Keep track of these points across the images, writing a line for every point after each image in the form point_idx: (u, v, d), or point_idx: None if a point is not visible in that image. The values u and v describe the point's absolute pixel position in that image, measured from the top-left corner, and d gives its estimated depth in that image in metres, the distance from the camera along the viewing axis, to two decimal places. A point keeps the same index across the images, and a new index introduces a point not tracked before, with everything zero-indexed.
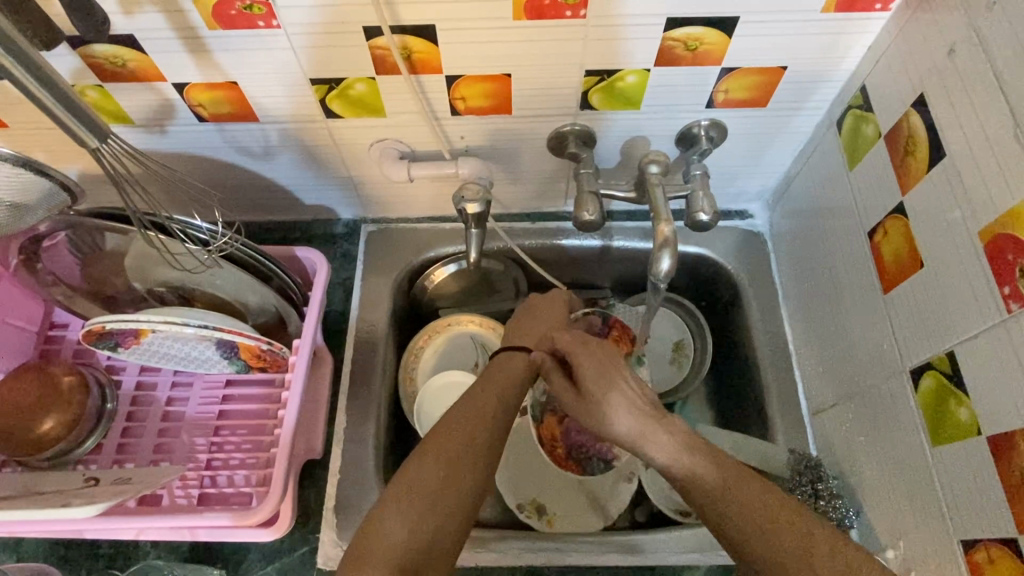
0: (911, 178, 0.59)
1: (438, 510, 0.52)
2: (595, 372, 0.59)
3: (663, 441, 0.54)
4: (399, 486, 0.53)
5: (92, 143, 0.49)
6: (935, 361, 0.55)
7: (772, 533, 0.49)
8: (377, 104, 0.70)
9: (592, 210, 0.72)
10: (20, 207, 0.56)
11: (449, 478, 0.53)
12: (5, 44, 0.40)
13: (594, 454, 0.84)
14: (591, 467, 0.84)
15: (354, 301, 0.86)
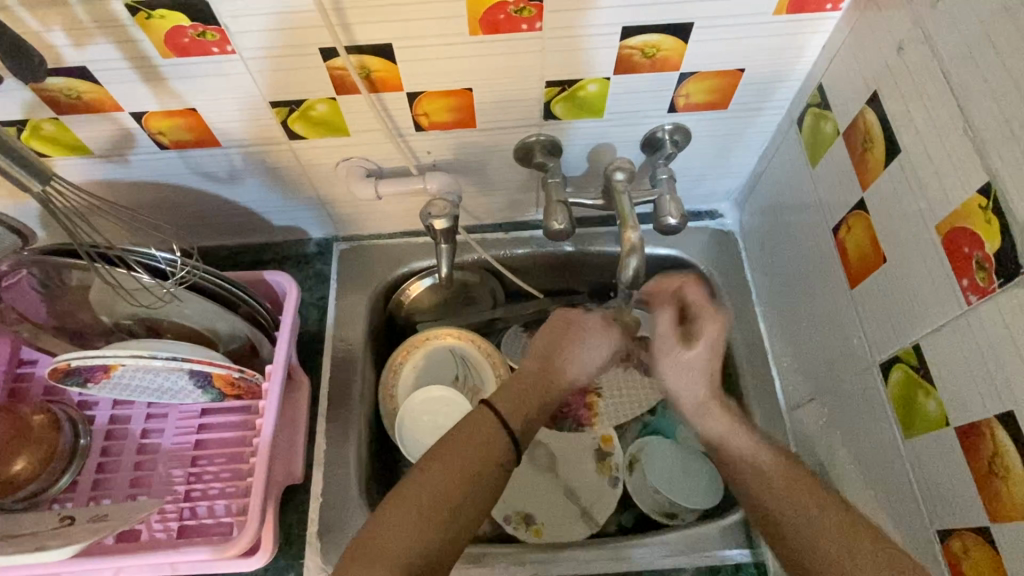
0: (870, 174, 0.59)
1: (445, 520, 0.56)
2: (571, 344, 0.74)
3: (768, 476, 0.63)
4: (410, 486, 0.57)
5: (35, 187, 0.49)
6: (903, 354, 0.56)
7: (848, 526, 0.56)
8: (340, 123, 0.70)
9: (562, 219, 0.72)
10: None
11: (448, 491, 0.57)
12: None
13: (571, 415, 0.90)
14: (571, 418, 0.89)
15: (329, 321, 0.85)
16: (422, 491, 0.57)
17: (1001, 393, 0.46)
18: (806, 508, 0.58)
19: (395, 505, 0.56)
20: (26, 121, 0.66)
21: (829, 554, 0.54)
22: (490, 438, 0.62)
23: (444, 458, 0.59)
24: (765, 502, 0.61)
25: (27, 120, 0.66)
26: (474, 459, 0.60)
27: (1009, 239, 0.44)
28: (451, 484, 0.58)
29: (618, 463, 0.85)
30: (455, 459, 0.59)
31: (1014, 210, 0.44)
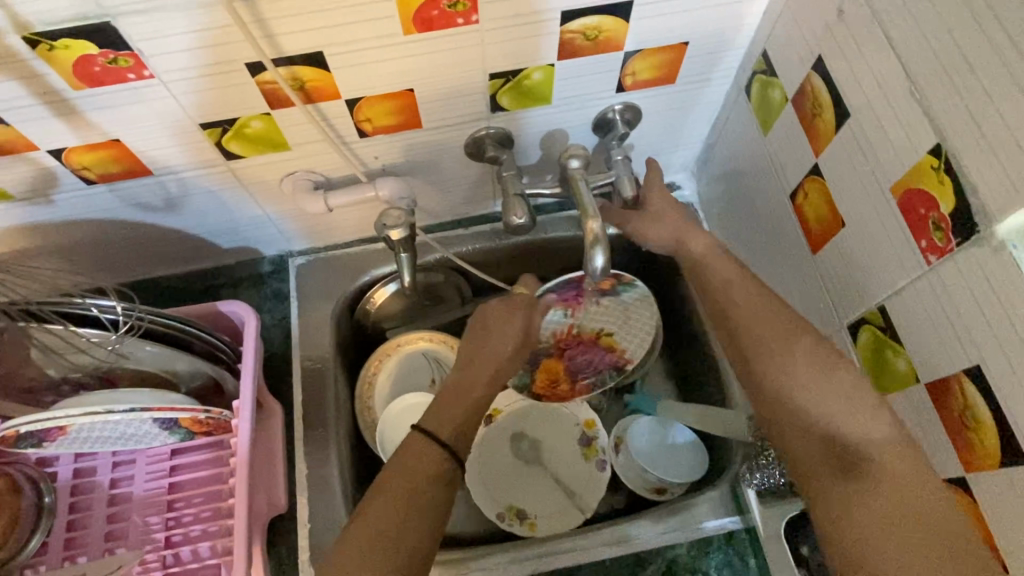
0: (822, 139, 0.59)
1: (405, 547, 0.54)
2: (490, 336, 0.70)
3: (744, 287, 0.65)
4: (358, 525, 0.55)
5: None
6: (869, 316, 0.56)
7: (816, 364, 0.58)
8: (278, 137, 0.66)
9: (521, 213, 0.71)
10: None
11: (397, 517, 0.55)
12: None
13: (600, 369, 0.89)
14: (602, 376, 0.89)
15: (293, 341, 0.82)
16: (371, 524, 0.55)
17: (968, 348, 0.47)
18: (788, 358, 0.59)
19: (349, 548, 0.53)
20: None
21: (829, 416, 0.55)
22: (432, 462, 0.60)
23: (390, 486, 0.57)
24: (749, 342, 0.61)
25: None
26: (417, 484, 0.58)
27: (964, 199, 0.45)
28: (401, 514, 0.55)
29: (604, 446, 0.86)
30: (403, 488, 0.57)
31: (966, 168, 0.44)
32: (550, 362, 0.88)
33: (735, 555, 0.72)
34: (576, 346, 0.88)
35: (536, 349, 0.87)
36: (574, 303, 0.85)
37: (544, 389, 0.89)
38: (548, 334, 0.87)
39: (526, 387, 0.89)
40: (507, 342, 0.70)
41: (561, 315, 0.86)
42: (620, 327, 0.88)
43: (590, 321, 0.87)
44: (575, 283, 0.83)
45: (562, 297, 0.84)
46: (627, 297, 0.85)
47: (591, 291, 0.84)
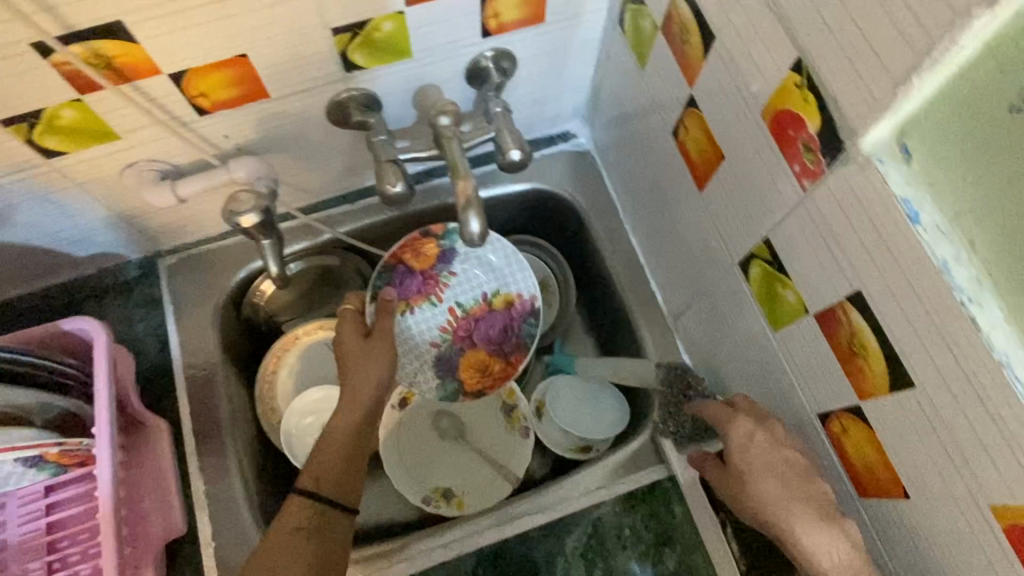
0: (693, 68, 0.55)
1: None
2: (346, 362, 0.69)
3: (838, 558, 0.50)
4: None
5: None
6: (757, 251, 0.54)
7: None
8: (100, 126, 0.58)
9: (396, 181, 0.65)
10: None
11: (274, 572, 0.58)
12: None
13: (511, 330, 0.80)
14: (524, 332, 0.81)
15: (173, 349, 0.75)
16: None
17: (847, 274, 0.44)
18: None
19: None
20: None
21: None
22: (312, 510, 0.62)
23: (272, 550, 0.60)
24: None
25: None
26: (299, 539, 0.60)
27: (828, 117, 0.41)
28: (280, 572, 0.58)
29: (526, 413, 0.83)
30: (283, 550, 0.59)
31: (825, 82, 0.41)
32: (464, 353, 0.80)
33: (660, 506, 0.70)
34: (473, 322, 0.80)
35: (441, 353, 0.80)
36: (429, 288, 0.80)
37: (480, 382, 0.80)
38: (439, 331, 0.80)
39: (457, 392, 0.80)
40: (357, 354, 0.69)
41: (434, 307, 0.80)
42: (497, 281, 0.81)
43: (465, 293, 0.80)
44: (406, 270, 0.79)
45: (411, 291, 0.79)
46: (460, 250, 0.81)
47: (428, 268, 0.80)
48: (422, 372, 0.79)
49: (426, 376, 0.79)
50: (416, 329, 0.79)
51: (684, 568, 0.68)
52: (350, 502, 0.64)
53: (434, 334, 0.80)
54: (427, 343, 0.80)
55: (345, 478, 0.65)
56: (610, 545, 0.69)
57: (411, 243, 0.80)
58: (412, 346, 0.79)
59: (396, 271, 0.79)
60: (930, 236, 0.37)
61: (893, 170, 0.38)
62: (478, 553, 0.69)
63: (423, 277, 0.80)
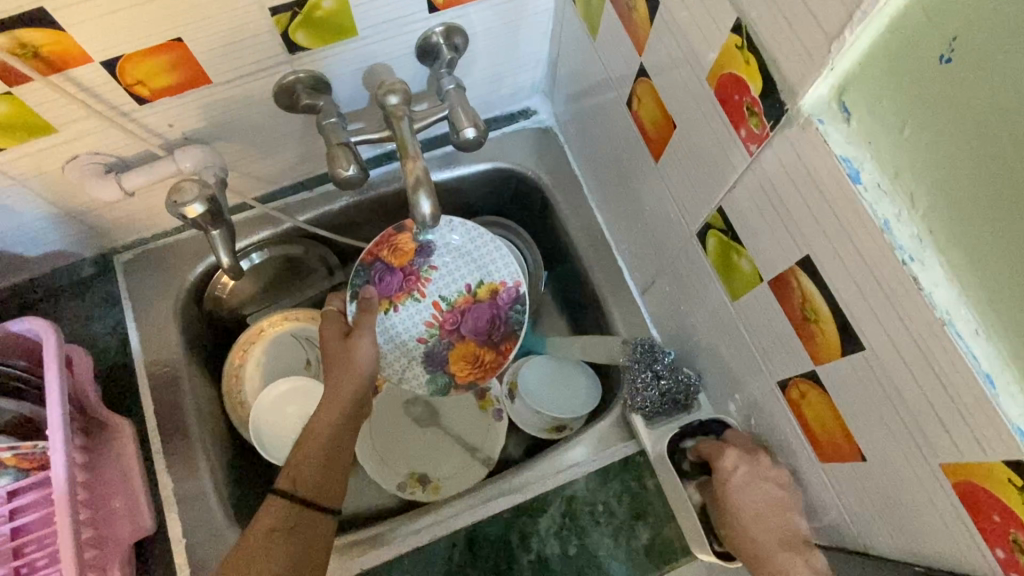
0: (640, 36, 0.54)
1: None
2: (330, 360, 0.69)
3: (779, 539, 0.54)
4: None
5: None
6: (712, 221, 0.53)
7: None
8: (33, 119, 0.56)
9: (349, 164, 0.63)
10: None
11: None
12: None
13: (499, 321, 0.80)
14: (512, 320, 0.80)
15: (134, 347, 0.74)
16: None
17: (796, 238, 0.44)
18: None
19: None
20: None
21: None
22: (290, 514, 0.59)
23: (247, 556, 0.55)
24: None
25: None
26: (277, 544, 0.57)
27: (768, 78, 0.40)
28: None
29: (499, 395, 0.83)
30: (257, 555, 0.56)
31: (763, 42, 0.40)
32: (453, 347, 0.80)
33: (632, 481, 0.70)
34: (459, 315, 0.80)
35: (429, 349, 0.80)
36: (410, 284, 0.80)
37: (471, 374, 0.79)
38: (425, 327, 0.80)
39: (448, 385, 0.79)
40: (339, 350, 0.69)
41: (417, 303, 0.80)
42: (479, 272, 0.80)
43: (448, 287, 0.80)
44: (385, 267, 0.79)
45: (392, 289, 0.79)
46: (439, 243, 0.80)
47: (407, 264, 0.80)
48: (411, 369, 0.79)
49: (416, 372, 0.79)
50: (402, 326, 0.79)
51: (658, 540, 0.68)
52: (327, 502, 0.61)
53: (421, 331, 0.80)
54: (413, 339, 0.80)
55: (324, 477, 0.62)
56: (583, 522, 0.69)
57: (387, 239, 0.80)
58: (400, 343, 0.79)
59: (374, 268, 0.79)
60: (871, 196, 0.37)
61: (834, 131, 0.38)
62: (452, 537, 0.68)
63: (403, 274, 0.79)
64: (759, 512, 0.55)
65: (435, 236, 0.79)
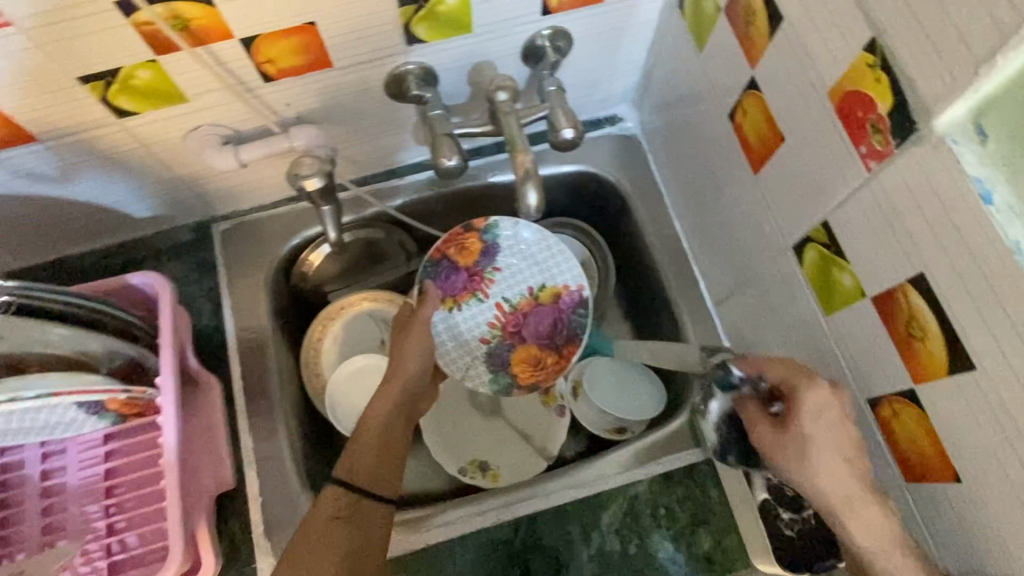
0: (755, 51, 0.55)
1: None
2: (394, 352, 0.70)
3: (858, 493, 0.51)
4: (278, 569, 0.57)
5: None
6: (814, 235, 0.54)
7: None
8: (171, 88, 0.60)
9: (452, 154, 0.66)
10: None
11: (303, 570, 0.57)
12: None
13: (559, 325, 0.81)
14: (574, 324, 0.81)
15: (226, 312, 0.77)
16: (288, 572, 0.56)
17: (911, 256, 0.45)
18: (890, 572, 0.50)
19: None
20: None
21: None
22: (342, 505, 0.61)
23: (303, 544, 0.58)
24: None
25: None
26: (329, 532, 0.59)
27: (901, 97, 0.42)
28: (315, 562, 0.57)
29: (563, 392, 0.84)
30: (311, 542, 0.58)
31: (901, 63, 0.41)
32: (515, 349, 0.81)
33: (695, 487, 0.71)
34: (521, 318, 0.81)
35: (492, 349, 0.81)
36: (474, 284, 0.81)
37: (533, 376, 0.81)
38: (487, 328, 0.81)
39: (511, 386, 0.80)
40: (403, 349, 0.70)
41: (480, 304, 0.81)
42: (542, 276, 0.82)
43: (510, 289, 0.82)
44: (449, 265, 0.81)
45: (456, 288, 0.81)
46: (504, 243, 0.82)
47: (472, 263, 0.81)
48: (474, 368, 0.81)
49: (479, 372, 0.80)
50: (466, 325, 0.81)
51: (720, 548, 0.69)
52: (382, 492, 0.63)
53: (484, 331, 0.81)
54: (476, 339, 0.81)
55: (379, 468, 0.64)
56: (644, 522, 0.70)
57: (455, 238, 0.81)
58: (463, 343, 0.81)
59: (441, 265, 0.81)
60: (1003, 217, 0.38)
61: (968, 151, 0.39)
62: (514, 522, 0.70)
63: (468, 274, 0.81)
64: (837, 466, 0.52)
65: (500, 236, 0.81)
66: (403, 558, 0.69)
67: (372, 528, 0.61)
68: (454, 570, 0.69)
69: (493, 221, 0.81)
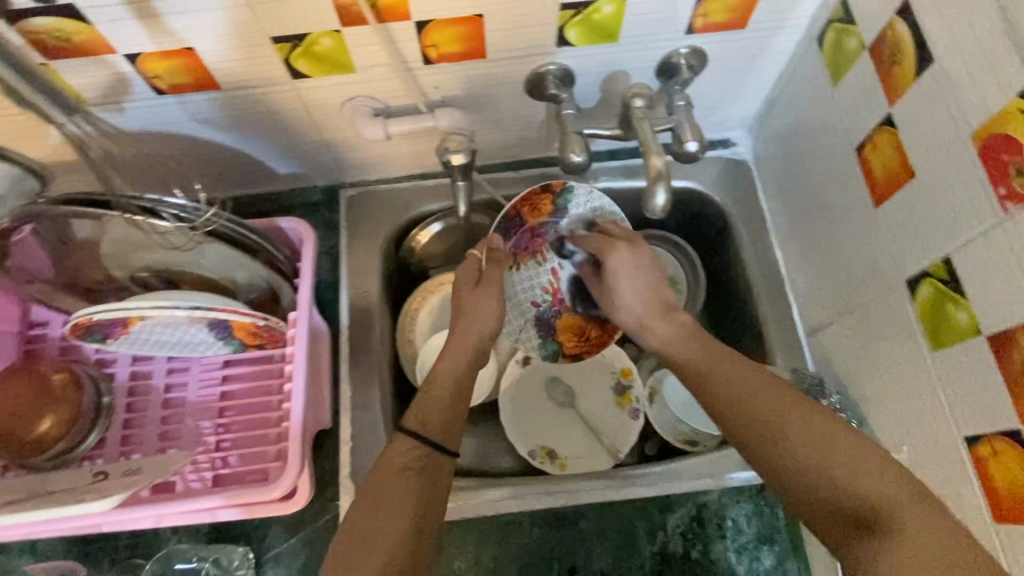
0: (897, 89, 0.59)
1: (391, 534, 0.55)
2: (466, 304, 0.72)
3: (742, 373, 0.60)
4: (352, 516, 0.57)
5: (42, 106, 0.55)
6: (932, 270, 0.56)
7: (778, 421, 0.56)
8: (345, 59, 0.66)
9: (580, 150, 0.70)
10: None
11: (381, 515, 0.56)
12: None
13: None
14: None
15: (342, 270, 0.84)
16: (364, 517, 0.56)
17: None
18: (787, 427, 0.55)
19: (338, 558, 0.55)
20: None
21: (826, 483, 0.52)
22: (414, 455, 0.61)
23: (377, 491, 0.58)
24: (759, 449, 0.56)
25: None
26: (402, 478, 0.59)
27: None
28: (391, 505, 0.57)
29: (638, 396, 0.87)
30: (386, 487, 0.58)
31: None
32: (563, 316, 0.86)
33: (765, 505, 0.74)
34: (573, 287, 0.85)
35: (541, 312, 0.86)
36: (535, 246, 0.83)
37: (577, 346, 0.86)
38: (541, 292, 0.85)
39: (557, 352, 0.87)
40: (479, 308, 0.71)
41: (537, 266, 0.84)
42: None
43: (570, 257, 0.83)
44: (519, 223, 0.82)
45: (520, 247, 0.83)
46: (573, 210, 0.82)
47: (537, 224, 0.82)
48: (525, 329, 0.86)
49: (529, 334, 0.86)
50: (522, 286, 0.85)
51: (779, 569, 0.72)
52: (451, 445, 0.63)
53: (536, 294, 0.85)
54: (529, 301, 0.85)
55: (450, 421, 0.64)
56: (710, 529, 0.73)
57: (529, 197, 0.81)
58: (517, 303, 0.85)
59: (511, 222, 0.81)
60: None
61: None
62: (584, 507, 0.74)
63: (532, 235, 0.83)
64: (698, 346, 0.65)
65: (571, 204, 0.82)
66: (474, 521, 0.73)
67: (441, 479, 0.61)
68: (523, 541, 0.73)
69: (571, 185, 0.81)
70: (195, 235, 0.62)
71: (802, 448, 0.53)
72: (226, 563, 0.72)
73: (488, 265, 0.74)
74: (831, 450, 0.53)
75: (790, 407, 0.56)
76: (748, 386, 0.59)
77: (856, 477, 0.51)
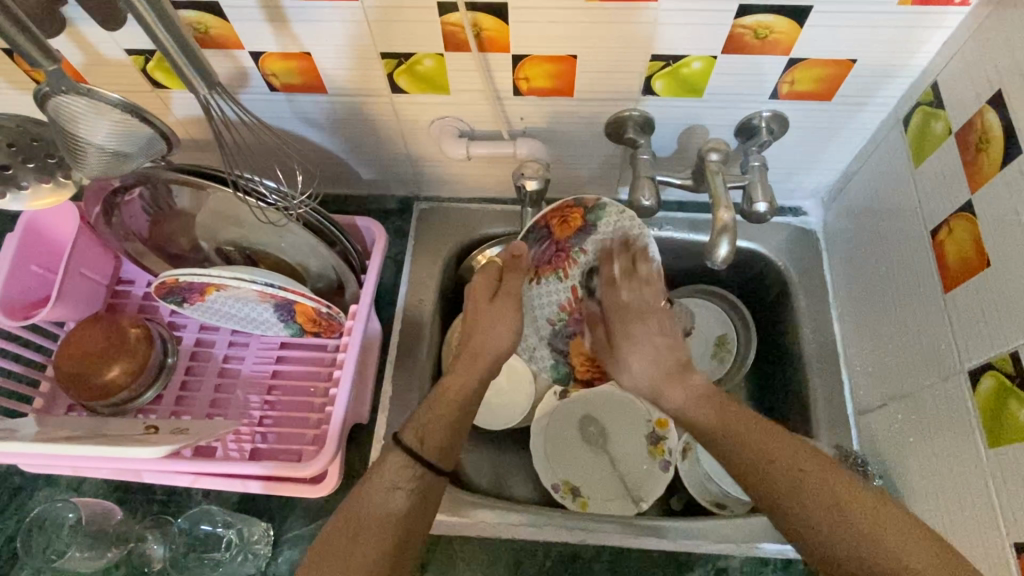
0: (983, 176, 0.58)
1: (365, 553, 0.58)
2: (485, 310, 0.74)
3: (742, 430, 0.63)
4: (337, 518, 0.60)
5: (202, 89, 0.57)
6: (998, 362, 0.55)
7: (787, 482, 0.59)
8: (443, 81, 0.71)
9: (649, 195, 0.72)
10: (122, 152, 0.56)
11: (357, 533, 0.58)
12: (183, 46, 0.52)
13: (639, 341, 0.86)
14: None
15: (403, 277, 0.88)
16: (347, 527, 0.59)
17: None
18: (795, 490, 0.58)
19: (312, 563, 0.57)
20: (147, 61, 0.67)
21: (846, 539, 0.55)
22: (401, 477, 0.62)
23: (360, 505, 0.60)
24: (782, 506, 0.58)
25: (147, 61, 0.67)
26: (385, 499, 0.61)
27: None
28: (373, 525, 0.59)
29: (672, 448, 0.85)
30: (368, 508, 0.60)
31: None
32: (575, 339, 0.85)
33: None
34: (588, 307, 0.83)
35: (557, 330, 0.85)
36: (559, 261, 0.81)
37: (589, 371, 0.87)
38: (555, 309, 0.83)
39: (570, 378, 0.87)
40: (494, 328, 0.73)
41: (558, 282, 0.82)
42: None
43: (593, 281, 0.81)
44: (545, 233, 0.79)
45: (542, 260, 0.81)
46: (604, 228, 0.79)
47: (564, 239, 0.79)
48: (539, 351, 0.86)
49: (543, 355, 0.86)
50: (540, 302, 0.83)
51: None
52: (444, 464, 0.65)
53: (553, 312, 0.84)
54: (545, 319, 0.84)
55: (447, 440, 0.66)
56: None
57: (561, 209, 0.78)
58: (532, 316, 0.84)
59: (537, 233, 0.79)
60: None
61: None
62: (600, 547, 0.73)
63: (557, 248, 0.80)
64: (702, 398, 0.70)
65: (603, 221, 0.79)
66: (488, 541, 0.73)
67: (427, 502, 0.63)
68: (534, 571, 0.72)
69: (603, 202, 0.78)
70: (284, 217, 0.67)
71: (833, 526, 0.55)
72: (248, 535, 0.73)
73: (504, 276, 0.76)
74: (849, 506, 0.56)
75: (801, 465, 0.59)
76: (781, 453, 0.61)
77: (879, 531, 0.54)
